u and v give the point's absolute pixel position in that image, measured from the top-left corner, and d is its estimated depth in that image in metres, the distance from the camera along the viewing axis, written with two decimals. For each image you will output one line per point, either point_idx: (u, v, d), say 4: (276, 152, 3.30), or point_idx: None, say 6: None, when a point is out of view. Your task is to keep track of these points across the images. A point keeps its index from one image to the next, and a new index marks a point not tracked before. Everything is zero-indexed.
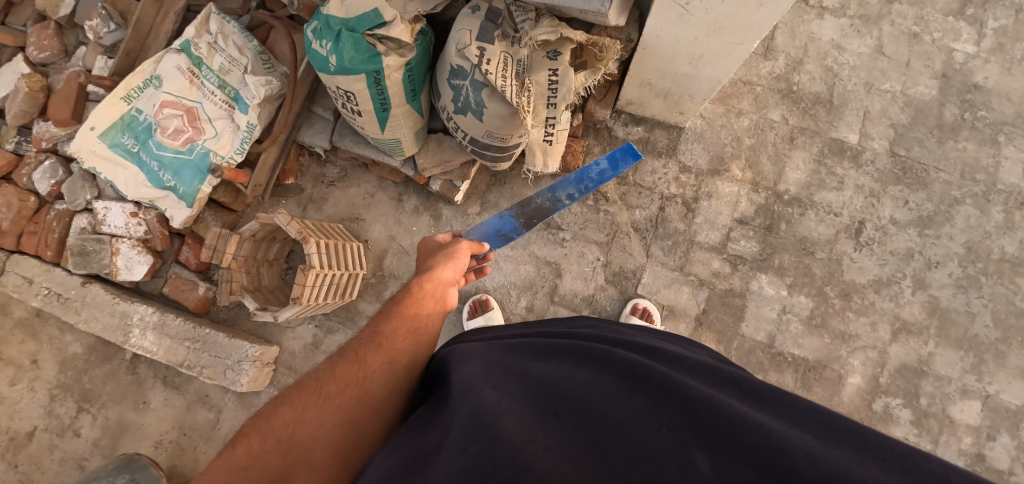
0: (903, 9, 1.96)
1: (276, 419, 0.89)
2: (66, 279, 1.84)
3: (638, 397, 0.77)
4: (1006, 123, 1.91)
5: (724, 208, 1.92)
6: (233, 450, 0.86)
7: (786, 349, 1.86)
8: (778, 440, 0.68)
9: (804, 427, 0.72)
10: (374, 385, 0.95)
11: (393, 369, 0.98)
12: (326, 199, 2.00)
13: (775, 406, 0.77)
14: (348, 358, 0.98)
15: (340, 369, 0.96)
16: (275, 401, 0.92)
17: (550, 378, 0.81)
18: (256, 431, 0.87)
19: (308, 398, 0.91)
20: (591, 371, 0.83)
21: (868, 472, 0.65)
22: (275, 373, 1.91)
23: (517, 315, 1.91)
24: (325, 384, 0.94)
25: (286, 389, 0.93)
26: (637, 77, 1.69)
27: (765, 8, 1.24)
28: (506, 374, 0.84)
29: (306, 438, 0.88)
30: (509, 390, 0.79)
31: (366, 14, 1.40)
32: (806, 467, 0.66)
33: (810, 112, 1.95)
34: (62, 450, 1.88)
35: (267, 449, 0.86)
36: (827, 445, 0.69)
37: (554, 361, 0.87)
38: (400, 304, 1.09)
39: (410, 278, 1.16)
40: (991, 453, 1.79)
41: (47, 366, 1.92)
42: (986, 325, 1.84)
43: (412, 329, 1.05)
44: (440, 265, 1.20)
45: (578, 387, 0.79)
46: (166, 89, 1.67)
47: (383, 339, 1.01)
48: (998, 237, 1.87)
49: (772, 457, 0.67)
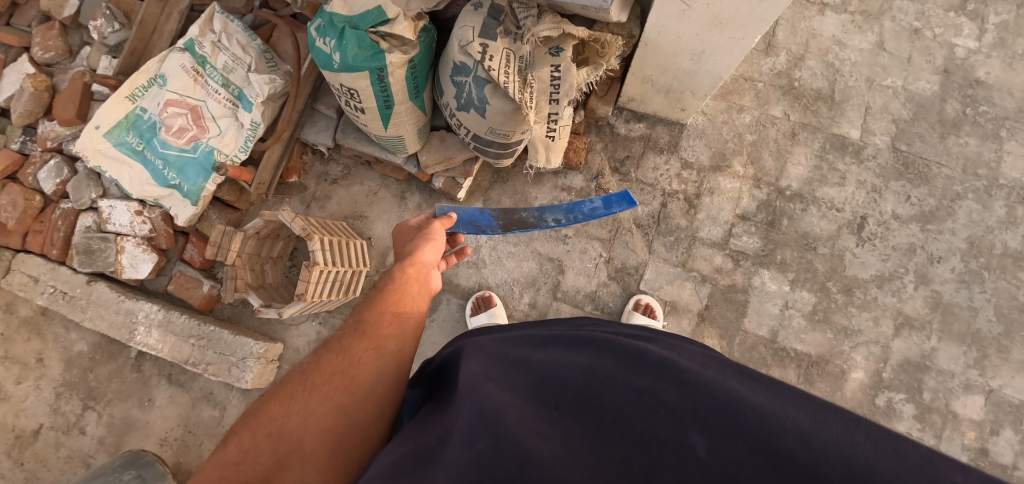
0: (904, 5, 1.96)
1: (264, 415, 0.90)
2: (71, 278, 1.85)
3: (637, 379, 0.77)
4: (1008, 118, 1.91)
5: (726, 204, 1.93)
6: (225, 448, 0.87)
7: (789, 345, 1.86)
8: (773, 421, 0.68)
9: (799, 406, 0.72)
10: (361, 371, 0.96)
11: (379, 354, 0.99)
12: (329, 197, 2.01)
13: (772, 388, 0.77)
14: (333, 349, 0.99)
15: (326, 361, 0.97)
16: (263, 398, 0.92)
17: (550, 367, 0.81)
18: (246, 429, 0.89)
19: (295, 390, 0.92)
20: (591, 356, 0.84)
21: (858, 449, 0.64)
22: (279, 370, 1.92)
23: (520, 312, 1.92)
24: (311, 375, 0.94)
25: (273, 386, 0.94)
26: (639, 73, 1.70)
27: (766, 4, 1.24)
28: (508, 366, 0.84)
29: (296, 429, 0.88)
30: (512, 383, 0.79)
31: (369, 12, 1.43)
32: (795, 445, 0.65)
33: (811, 108, 1.95)
34: (68, 448, 1.89)
35: (258, 444, 0.87)
36: (822, 423, 0.69)
37: (554, 350, 0.87)
38: (384, 292, 1.11)
39: (392, 265, 1.18)
40: (994, 447, 1.79)
41: (53, 364, 1.93)
42: (988, 320, 1.85)
43: (395, 313, 1.06)
44: (420, 249, 1.22)
45: (579, 374, 0.79)
46: (170, 88, 1.69)
47: (368, 327, 1.03)
48: (1001, 232, 1.87)
49: (768, 438, 0.67)
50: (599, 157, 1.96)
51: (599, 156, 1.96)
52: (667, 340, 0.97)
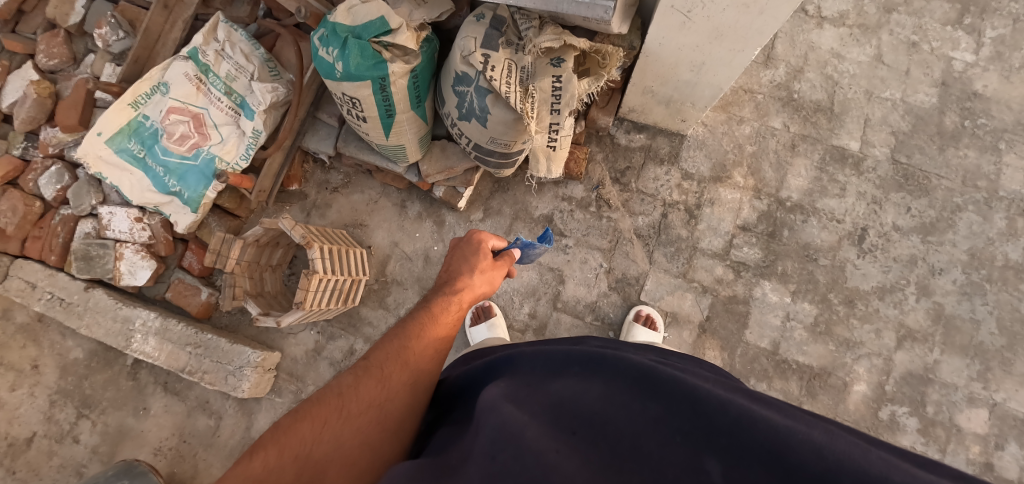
0: (902, 18, 1.98)
1: (294, 434, 0.87)
2: (69, 284, 1.85)
3: (653, 405, 0.74)
4: (1006, 130, 1.92)
5: (727, 215, 1.93)
6: (250, 461, 0.85)
7: (790, 356, 1.85)
8: (785, 431, 0.67)
9: (808, 421, 0.70)
10: (396, 407, 0.94)
11: (415, 390, 0.97)
12: (330, 205, 2.01)
13: (781, 407, 0.74)
14: (373, 375, 0.96)
15: (364, 388, 0.94)
16: (294, 414, 0.90)
17: (568, 395, 0.78)
18: (273, 445, 0.86)
19: (328, 415, 0.90)
20: (606, 379, 0.81)
21: (869, 460, 0.63)
22: (276, 380, 1.89)
23: (519, 322, 1.91)
24: (347, 402, 0.92)
25: (305, 403, 0.92)
26: (639, 84, 1.71)
27: (766, 16, 1.26)
28: (524, 391, 0.81)
29: (322, 458, 0.87)
30: (530, 405, 0.76)
31: (372, 22, 1.44)
32: (809, 455, 0.64)
33: (811, 119, 1.96)
34: (61, 457, 1.86)
35: (283, 464, 0.85)
36: (832, 437, 0.67)
37: (569, 374, 0.84)
38: (434, 318, 1.09)
39: (437, 290, 1.16)
40: (999, 462, 1.77)
41: (48, 371, 1.91)
42: (991, 333, 1.83)
43: (438, 348, 1.04)
44: (468, 276, 1.19)
45: (596, 402, 0.76)
46: (173, 96, 1.70)
47: (410, 356, 1.00)
48: (1001, 244, 1.87)
49: (782, 456, 0.64)
50: (600, 168, 1.97)
51: (600, 166, 1.97)
52: (675, 364, 0.94)
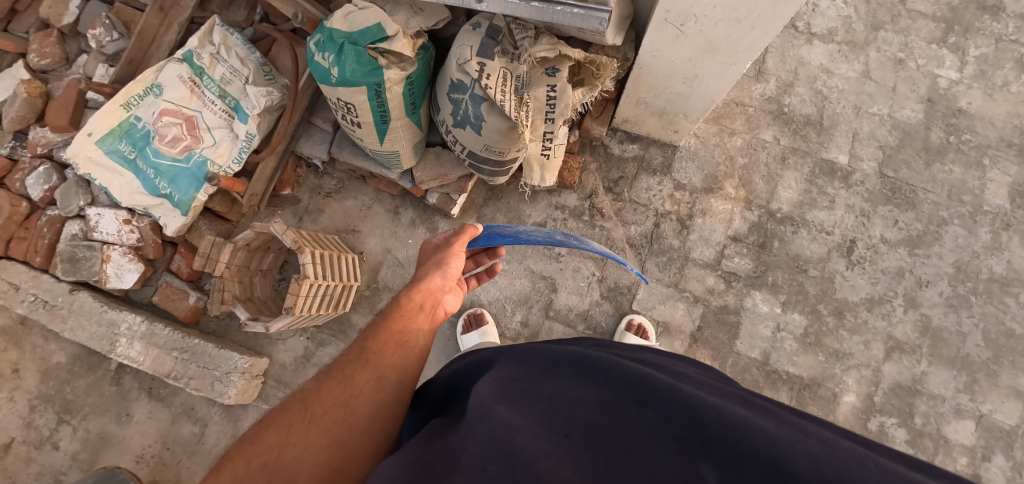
0: (889, 36, 2.03)
1: (259, 443, 0.87)
2: (53, 286, 1.82)
3: (647, 410, 0.73)
4: (990, 146, 1.96)
5: (718, 226, 1.94)
6: (218, 475, 0.83)
7: (781, 367, 1.86)
8: (781, 443, 0.66)
9: (807, 431, 0.69)
10: (362, 403, 0.93)
11: (381, 385, 0.96)
12: (322, 210, 2.00)
13: (779, 415, 0.74)
14: (335, 376, 0.96)
15: (327, 389, 0.94)
16: (259, 424, 0.89)
17: (561, 401, 0.77)
18: (241, 456, 0.85)
19: (292, 419, 0.89)
20: (600, 384, 0.80)
21: (868, 472, 0.62)
22: (263, 386, 1.87)
23: (511, 331, 1.90)
24: (311, 404, 0.92)
25: (269, 412, 0.91)
26: (633, 95, 1.73)
27: (757, 31, 1.28)
28: (517, 395, 0.80)
29: (292, 461, 0.85)
30: (522, 410, 0.75)
31: (369, 29, 1.44)
32: (807, 466, 0.63)
33: (801, 133, 1.99)
34: (39, 463, 1.82)
35: (251, 474, 0.83)
36: (831, 448, 0.66)
37: (562, 376, 0.83)
38: (389, 319, 1.07)
39: (399, 291, 1.14)
40: (986, 474, 1.78)
41: (29, 375, 1.87)
42: (977, 345, 1.86)
43: (400, 342, 1.03)
44: (429, 274, 1.17)
45: (591, 407, 0.75)
46: (165, 98, 1.68)
47: (371, 355, 1.00)
48: (986, 257, 1.90)
49: (780, 466, 0.63)
50: (593, 177, 1.98)
51: (594, 176, 1.98)
52: (673, 367, 0.93)
